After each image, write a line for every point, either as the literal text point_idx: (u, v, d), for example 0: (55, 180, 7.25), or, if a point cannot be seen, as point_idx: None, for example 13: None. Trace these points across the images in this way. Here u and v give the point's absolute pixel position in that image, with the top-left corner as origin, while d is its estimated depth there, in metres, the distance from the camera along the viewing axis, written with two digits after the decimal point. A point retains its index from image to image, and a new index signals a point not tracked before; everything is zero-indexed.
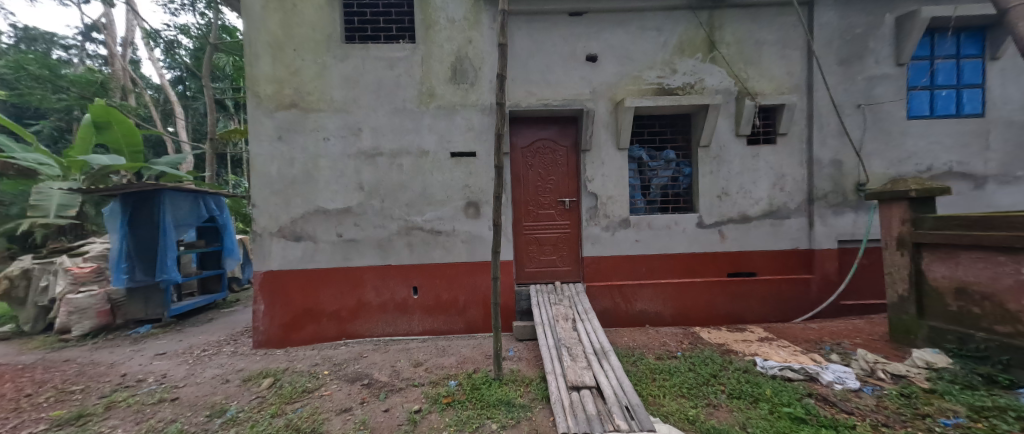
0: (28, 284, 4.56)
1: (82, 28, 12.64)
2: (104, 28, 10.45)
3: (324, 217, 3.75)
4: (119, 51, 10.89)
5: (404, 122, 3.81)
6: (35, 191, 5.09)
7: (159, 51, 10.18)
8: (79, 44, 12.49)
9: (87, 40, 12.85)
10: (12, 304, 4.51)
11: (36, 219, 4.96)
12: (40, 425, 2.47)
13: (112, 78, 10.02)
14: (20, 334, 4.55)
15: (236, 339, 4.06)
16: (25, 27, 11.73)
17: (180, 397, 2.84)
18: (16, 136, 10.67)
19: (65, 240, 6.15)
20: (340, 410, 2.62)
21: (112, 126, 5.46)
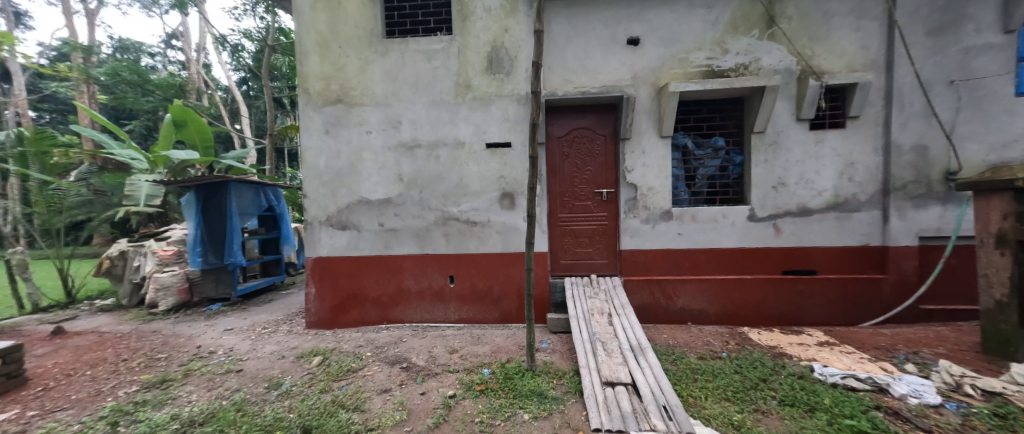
0: (124, 264, 5.26)
1: (165, 37, 14.22)
2: (182, 36, 11.65)
3: (367, 208, 3.94)
4: (194, 56, 12.11)
5: (441, 114, 3.88)
6: (129, 183, 5.84)
7: (227, 55, 11.12)
8: (163, 52, 14.10)
9: (169, 47, 14.44)
10: (112, 280, 5.25)
11: (131, 207, 5.78)
12: (135, 386, 2.87)
13: (189, 82, 11.22)
14: (120, 306, 5.32)
15: (292, 319, 4.44)
16: (119, 37, 13.28)
17: (244, 369, 3.16)
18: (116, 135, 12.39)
19: (154, 226, 7.06)
20: (381, 390, 2.78)
21: (188, 124, 6.12)
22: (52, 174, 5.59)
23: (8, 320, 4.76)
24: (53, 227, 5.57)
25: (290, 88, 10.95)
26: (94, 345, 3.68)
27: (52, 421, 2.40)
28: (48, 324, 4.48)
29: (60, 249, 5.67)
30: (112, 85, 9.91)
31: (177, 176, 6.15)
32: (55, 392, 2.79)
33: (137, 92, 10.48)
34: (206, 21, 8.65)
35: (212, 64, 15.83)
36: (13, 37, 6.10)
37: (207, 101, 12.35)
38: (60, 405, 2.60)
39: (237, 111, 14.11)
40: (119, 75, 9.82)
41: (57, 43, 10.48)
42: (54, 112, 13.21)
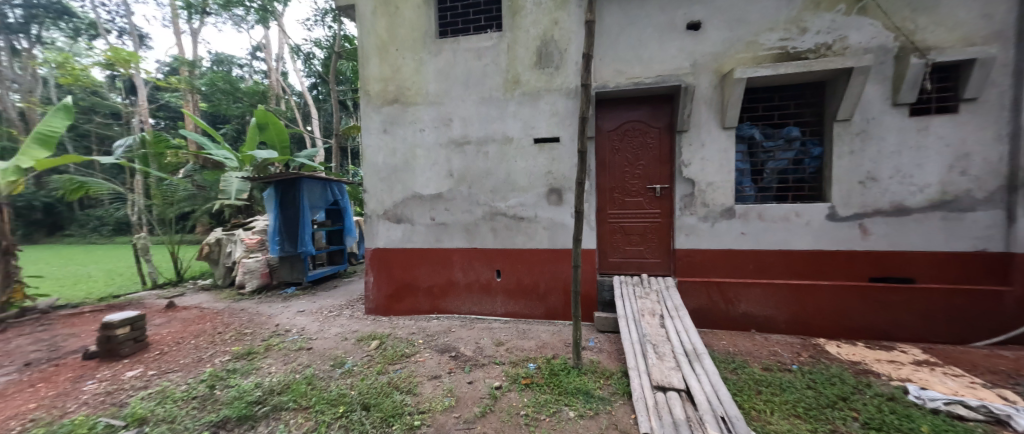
0: (219, 250, 6.08)
1: (251, 49, 16.07)
2: (264, 48, 13.08)
3: (420, 203, 4.13)
4: (274, 65, 13.54)
5: (490, 110, 3.94)
6: (223, 179, 6.65)
7: (300, 63, 12.28)
8: (249, 63, 15.96)
9: (254, 59, 16.30)
10: (210, 263, 6.09)
11: (224, 200, 6.56)
12: (227, 356, 3.31)
13: (270, 89, 12.59)
14: (216, 286, 6.15)
15: (353, 305, 4.82)
16: (216, 51, 15.23)
17: (313, 347, 3.50)
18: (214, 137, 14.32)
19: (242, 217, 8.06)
20: (431, 376, 2.92)
21: (270, 126, 6.86)
22: (165, 172, 6.51)
23: (135, 293, 5.74)
24: (167, 217, 6.58)
25: (353, 91, 11.83)
26: (197, 319, 4.31)
27: (166, 380, 2.85)
28: (163, 298, 5.32)
29: (172, 235, 6.70)
30: (210, 94, 11.35)
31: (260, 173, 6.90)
32: (169, 356, 3.31)
33: (230, 100, 11.88)
34: (284, 34, 9.61)
35: (289, 71, 17.58)
36: (137, 56, 7.18)
37: (284, 105, 13.76)
38: (172, 367, 3.08)
39: (309, 114, 15.58)
40: (216, 85, 11.18)
41: (170, 59, 12.29)
42: (168, 119, 15.55)
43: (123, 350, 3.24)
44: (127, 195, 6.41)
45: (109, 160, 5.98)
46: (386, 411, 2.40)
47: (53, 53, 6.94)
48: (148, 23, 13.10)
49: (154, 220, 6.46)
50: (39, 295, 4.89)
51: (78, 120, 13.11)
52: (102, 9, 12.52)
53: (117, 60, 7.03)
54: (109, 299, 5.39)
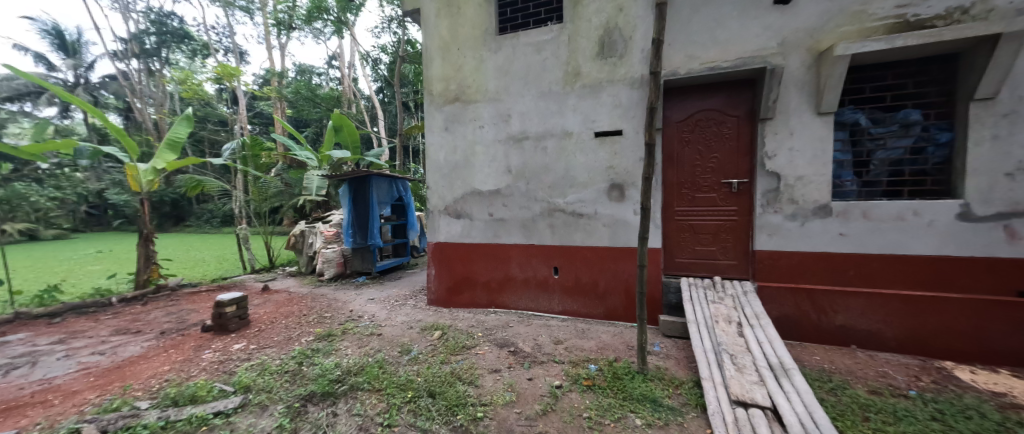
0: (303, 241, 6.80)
1: (327, 59, 17.66)
2: (338, 57, 14.29)
3: (479, 199, 4.20)
4: (347, 72, 14.74)
5: (550, 104, 3.87)
6: (306, 177, 7.27)
7: (369, 68, 13.22)
8: (326, 71, 17.57)
9: (330, 67, 17.91)
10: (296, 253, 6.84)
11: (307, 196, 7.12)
12: (311, 336, 3.67)
13: (344, 94, 13.75)
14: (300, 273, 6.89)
15: (416, 295, 5.09)
16: (299, 62, 16.97)
17: (382, 333, 3.74)
18: (297, 140, 16.04)
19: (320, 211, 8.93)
20: (492, 369, 2.95)
21: (343, 128, 7.47)
22: (259, 172, 7.31)
23: (237, 277, 6.62)
24: (261, 210, 7.49)
25: (415, 92, 12.47)
26: (285, 301, 4.84)
27: (265, 354, 3.24)
28: (259, 282, 6.08)
29: (265, 227, 7.62)
30: (294, 101, 12.45)
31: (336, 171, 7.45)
32: (266, 333, 3.75)
33: (310, 105, 12.48)
34: (356, 42, 10.41)
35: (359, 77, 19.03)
36: (238, 70, 8.18)
37: (355, 109, 14.93)
38: (269, 343, 3.49)
39: (376, 115, 16.77)
40: (300, 92, 11.92)
41: (264, 71, 13.95)
42: (261, 124, 17.71)
43: (231, 325, 3.74)
44: (231, 192, 7.39)
45: (217, 161, 6.86)
46: (451, 400, 2.47)
47: (177, 70, 8.13)
48: (246, 41, 14.98)
49: (251, 214, 7.38)
50: (168, 275, 5.86)
51: (194, 127, 15.47)
52: (212, 31, 14.56)
53: (224, 74, 8.10)
54: (218, 281, 6.29)
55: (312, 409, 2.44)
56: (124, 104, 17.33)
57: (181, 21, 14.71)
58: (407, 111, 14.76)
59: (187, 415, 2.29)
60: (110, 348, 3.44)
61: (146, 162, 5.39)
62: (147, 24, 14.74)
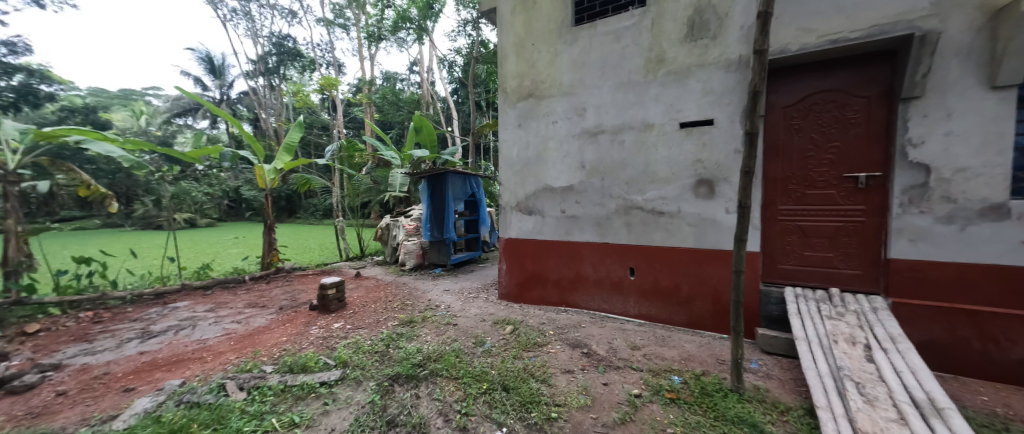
0: (388, 233, 7.48)
1: (409, 65, 19.12)
2: (419, 63, 15.36)
3: (551, 195, 4.14)
4: (425, 76, 15.78)
5: (629, 95, 3.64)
6: (391, 175, 7.96)
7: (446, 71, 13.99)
8: (408, 77, 19.05)
9: (411, 73, 19.37)
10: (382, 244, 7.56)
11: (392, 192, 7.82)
12: (396, 321, 3.99)
13: (423, 97, 14.76)
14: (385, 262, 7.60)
15: (488, 289, 5.24)
16: (385, 70, 18.67)
17: (457, 324, 3.92)
18: (383, 141, 17.69)
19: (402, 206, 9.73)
20: (565, 369, 2.88)
21: (423, 129, 7.99)
22: (353, 171, 8.19)
23: (335, 264, 7.54)
24: (355, 205, 8.41)
25: (487, 92, 12.85)
26: (373, 288, 5.36)
27: (358, 334, 3.61)
28: (352, 269, 6.84)
29: (357, 220, 8.55)
30: (381, 106, 13.61)
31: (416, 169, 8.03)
32: (360, 315, 4.19)
33: (394, 108, 13.45)
34: (434, 47, 11.06)
35: (436, 80, 20.28)
36: (337, 80, 9.25)
37: (433, 110, 15.93)
38: (361, 324, 3.89)
39: (451, 116, 17.71)
40: (386, 97, 13.11)
41: (357, 81, 15.65)
42: (354, 128, 19.92)
43: (332, 306, 4.25)
44: (331, 189, 8.43)
45: (320, 161, 7.83)
46: (525, 396, 2.46)
47: (291, 84, 9.49)
48: (343, 55, 16.94)
49: (346, 208, 8.32)
50: (284, 259, 6.90)
51: (303, 133, 18.02)
52: (317, 48, 16.76)
53: (326, 85, 9.23)
54: (321, 266, 7.23)
55: (398, 389, 2.63)
56: (253, 115, 20.91)
57: (294, 42, 17.18)
58: (479, 110, 15.31)
59: (299, 381, 2.64)
60: (245, 318, 4.16)
61: (270, 163, 6.40)
62: (269, 47, 17.21)
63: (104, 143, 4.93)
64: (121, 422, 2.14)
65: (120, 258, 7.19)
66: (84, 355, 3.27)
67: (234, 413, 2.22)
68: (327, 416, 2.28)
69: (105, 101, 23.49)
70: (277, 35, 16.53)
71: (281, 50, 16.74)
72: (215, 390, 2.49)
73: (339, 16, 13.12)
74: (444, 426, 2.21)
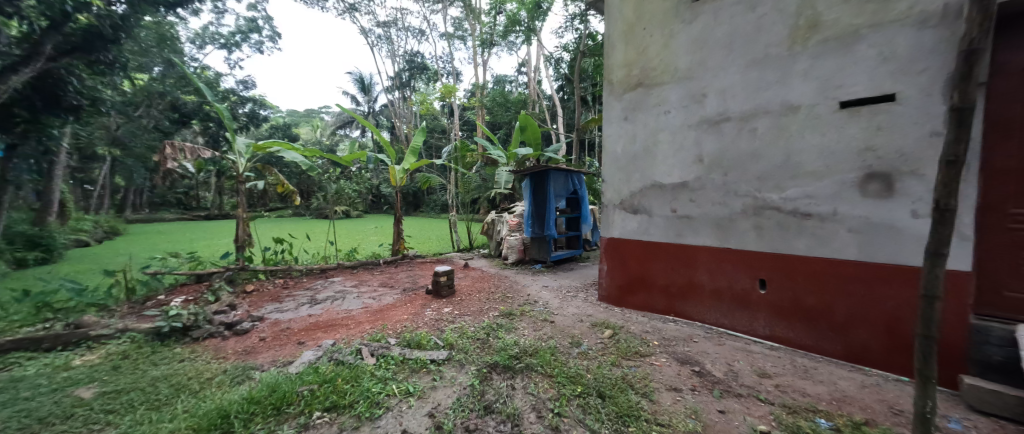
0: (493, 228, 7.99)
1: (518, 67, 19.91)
2: (526, 64, 15.84)
3: (659, 193, 3.77)
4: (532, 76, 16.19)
5: (765, 73, 3.04)
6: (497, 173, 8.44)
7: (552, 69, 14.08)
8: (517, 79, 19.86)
9: (519, 74, 20.13)
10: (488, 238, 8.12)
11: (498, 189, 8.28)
12: (497, 312, 4.23)
13: (530, 96, 15.20)
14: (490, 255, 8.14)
15: (588, 289, 5.11)
16: (496, 74, 19.84)
17: (554, 321, 3.94)
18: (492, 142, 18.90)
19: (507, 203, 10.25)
20: (670, 387, 2.60)
21: (528, 128, 8.23)
22: (465, 169, 8.97)
23: (448, 253, 8.43)
24: (466, 201, 9.23)
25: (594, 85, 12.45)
26: (479, 278, 5.80)
27: (463, 320, 3.96)
28: (462, 259, 7.54)
29: (467, 215, 9.36)
30: (490, 107, 13.85)
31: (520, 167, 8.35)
32: (466, 303, 4.59)
33: (502, 108, 13.67)
34: (541, 46, 11.23)
35: (543, 79, 20.60)
36: (455, 87, 10.23)
37: (539, 109, 16.26)
38: (466, 312, 4.25)
39: (556, 113, 17.78)
40: (495, 99, 13.95)
41: (471, 86, 17.05)
42: (468, 130, 21.80)
43: (444, 291, 4.77)
44: (448, 186, 9.43)
45: (439, 162, 8.80)
46: (621, 408, 2.31)
47: (418, 94, 10.88)
48: (461, 64, 18.64)
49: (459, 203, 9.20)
50: (409, 247, 8.03)
51: (427, 137, 20.59)
52: (440, 61, 18.86)
53: (446, 93, 10.31)
54: (437, 255, 8.18)
55: (496, 377, 2.78)
56: (391, 124, 24.84)
57: (422, 58, 19.69)
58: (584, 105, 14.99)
59: (415, 356, 3.03)
60: (380, 295, 5.00)
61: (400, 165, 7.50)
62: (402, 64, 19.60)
63: (292, 152, 6.57)
64: (295, 368, 2.84)
65: (303, 239, 9.47)
66: (278, 311, 4.42)
67: (366, 375, 2.69)
68: (434, 390, 2.56)
69: (297, 120, 31.14)
70: (410, 53, 19.19)
71: (412, 66, 19.39)
72: (354, 353, 3.06)
73: (459, 29, 14.48)
74: (536, 422, 2.24)
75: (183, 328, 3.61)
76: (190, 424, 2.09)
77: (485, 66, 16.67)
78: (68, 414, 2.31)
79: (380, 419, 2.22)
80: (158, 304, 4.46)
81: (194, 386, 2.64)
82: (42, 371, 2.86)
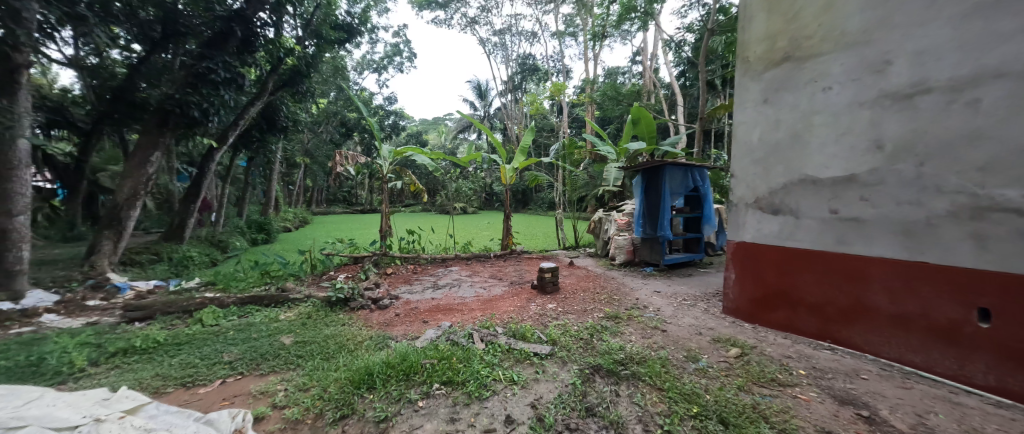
0: (600, 226, 7.79)
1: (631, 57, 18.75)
2: (642, 52, 14.82)
3: (811, 189, 3.08)
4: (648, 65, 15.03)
5: (1000, 19, 2.17)
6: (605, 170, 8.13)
7: (673, 53, 12.82)
8: (630, 70, 18.77)
9: (633, 64, 18.92)
10: (594, 236, 7.95)
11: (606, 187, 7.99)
12: (602, 313, 4.10)
13: (645, 86, 14.16)
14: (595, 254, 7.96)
15: (709, 299, 4.53)
16: (608, 66, 19.11)
17: (666, 330, 3.62)
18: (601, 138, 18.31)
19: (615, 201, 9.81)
20: (822, 427, 2.09)
21: (641, 120, 7.68)
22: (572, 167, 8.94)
23: (554, 251, 8.55)
24: (572, 199, 9.20)
25: (725, 67, 10.85)
26: (583, 277, 5.72)
27: (567, 318, 3.96)
28: (568, 257, 7.55)
29: (573, 212, 9.32)
30: (601, 102, 13.10)
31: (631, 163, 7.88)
32: (571, 301, 4.58)
33: (613, 103, 13.00)
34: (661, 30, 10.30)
35: (660, 67, 18.93)
36: (564, 85, 10.26)
37: (654, 99, 15.02)
38: (571, 310, 4.24)
39: (676, 102, 16.15)
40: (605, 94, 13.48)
41: (581, 82, 16.86)
42: (576, 127, 21.61)
43: (548, 287, 4.85)
44: (554, 184, 9.55)
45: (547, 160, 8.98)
46: None
47: (528, 95, 11.27)
48: (570, 60, 18.55)
49: (565, 201, 9.23)
50: (517, 242, 8.44)
51: (535, 137, 21.18)
52: (550, 60, 19.13)
53: (555, 91, 10.43)
54: (542, 252, 8.39)
55: (599, 380, 2.69)
56: (502, 126, 26.41)
57: (533, 59, 20.26)
58: (712, 90, 13.21)
59: (519, 347, 3.16)
60: (491, 287, 5.38)
61: (511, 164, 7.93)
62: (513, 68, 20.53)
63: (421, 156, 7.55)
64: (420, 343, 3.28)
65: (429, 232, 10.86)
66: (409, 292, 5.17)
67: (476, 357, 2.93)
68: (537, 383, 2.62)
69: (426, 128, 35.84)
70: (522, 56, 20.02)
71: (524, 68, 20.17)
72: (466, 336, 3.36)
73: (570, 25, 14.49)
74: None
75: (344, 299, 4.55)
76: (348, 376, 2.63)
77: (596, 60, 16.24)
78: (276, 353, 3.18)
79: (487, 401, 2.38)
80: (329, 277, 5.73)
81: (350, 347, 3.28)
82: (262, 320, 3.97)
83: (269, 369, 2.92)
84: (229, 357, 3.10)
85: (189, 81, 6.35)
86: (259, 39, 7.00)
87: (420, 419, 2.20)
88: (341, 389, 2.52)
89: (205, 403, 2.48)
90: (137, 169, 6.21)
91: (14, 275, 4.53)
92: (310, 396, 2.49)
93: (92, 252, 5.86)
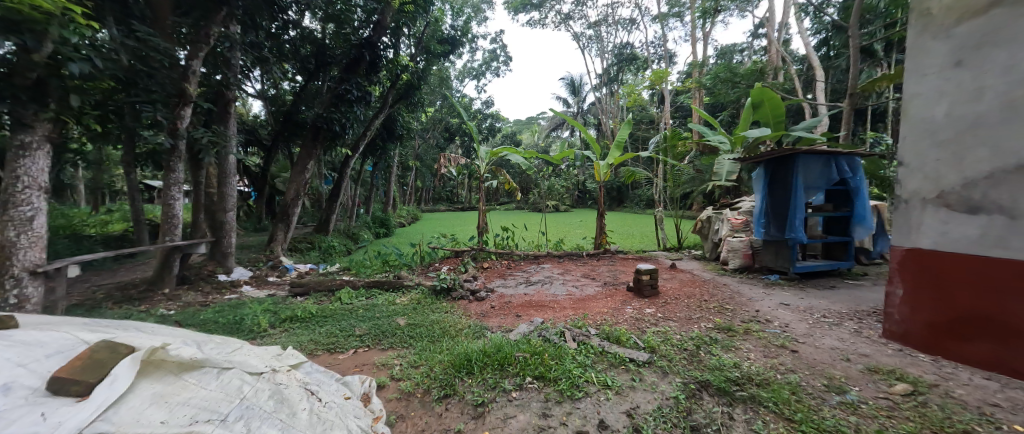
0: (709, 227, 6.95)
1: (752, 31, 16.15)
2: (766, 23, 12.63)
3: (940, 172, 1.62)
4: (775, 36, 12.73)
5: None
6: (717, 163, 7.16)
7: (810, 19, 10.61)
8: (750, 45, 16.20)
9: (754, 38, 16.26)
10: (701, 237, 7.12)
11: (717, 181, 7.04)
12: (711, 324, 3.65)
13: (770, 63, 12.06)
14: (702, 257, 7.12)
15: (862, 318, 3.62)
16: (720, 45, 16.86)
17: (798, 351, 3.02)
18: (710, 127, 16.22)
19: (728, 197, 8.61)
20: None
21: (764, 104, 6.53)
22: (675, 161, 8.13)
23: (652, 252, 7.94)
24: (675, 196, 8.38)
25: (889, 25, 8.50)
26: (687, 282, 5.18)
27: (668, 325, 3.63)
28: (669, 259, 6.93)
29: (676, 211, 8.48)
30: (712, 86, 11.66)
31: (751, 154, 6.77)
32: (672, 307, 4.19)
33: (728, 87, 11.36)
34: None
35: (790, 37, 15.84)
36: (667, 71, 9.38)
37: (783, 77, 12.65)
38: (672, 316, 3.88)
39: (813, 78, 13.36)
40: None
41: (686, 67, 15.23)
42: (679, 117, 19.69)
43: (645, 290, 4.53)
44: (654, 180, 8.86)
45: (644, 154, 8.38)
46: None
47: (626, 87, 10.64)
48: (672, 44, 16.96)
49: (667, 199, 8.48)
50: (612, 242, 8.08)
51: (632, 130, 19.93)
52: (650, 46, 17.80)
53: (656, 80, 9.63)
54: (639, 252, 7.86)
55: (707, 398, 2.40)
56: (596, 122, 25.59)
57: (631, 48, 19.08)
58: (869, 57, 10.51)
59: (613, 351, 3.01)
60: (583, 286, 5.27)
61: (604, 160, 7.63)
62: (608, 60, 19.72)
63: (515, 155, 7.85)
64: (514, 335, 3.41)
65: (522, 229, 11.20)
66: (504, 286, 5.41)
67: (568, 356, 2.90)
68: (633, 390, 2.46)
69: (519, 129, 37.07)
70: (618, 46, 19.09)
71: (620, 59, 19.14)
72: (558, 334, 3.35)
73: (674, 5, 13.21)
74: None
75: (446, 288, 5.00)
76: (450, 359, 2.89)
77: (706, 39, 14.47)
78: (393, 332, 3.68)
79: (580, 402, 2.32)
80: (435, 268, 6.38)
81: (451, 333, 3.60)
82: (383, 302, 4.65)
83: (388, 345, 3.39)
84: (360, 330, 3.71)
85: (332, 101, 7.77)
86: (382, 60, 8.17)
87: (514, 410, 2.27)
88: (444, 370, 2.77)
89: (342, 367, 3.02)
90: (298, 175, 7.88)
91: (227, 255, 6.17)
92: (418, 373, 2.80)
93: (273, 240, 7.65)
